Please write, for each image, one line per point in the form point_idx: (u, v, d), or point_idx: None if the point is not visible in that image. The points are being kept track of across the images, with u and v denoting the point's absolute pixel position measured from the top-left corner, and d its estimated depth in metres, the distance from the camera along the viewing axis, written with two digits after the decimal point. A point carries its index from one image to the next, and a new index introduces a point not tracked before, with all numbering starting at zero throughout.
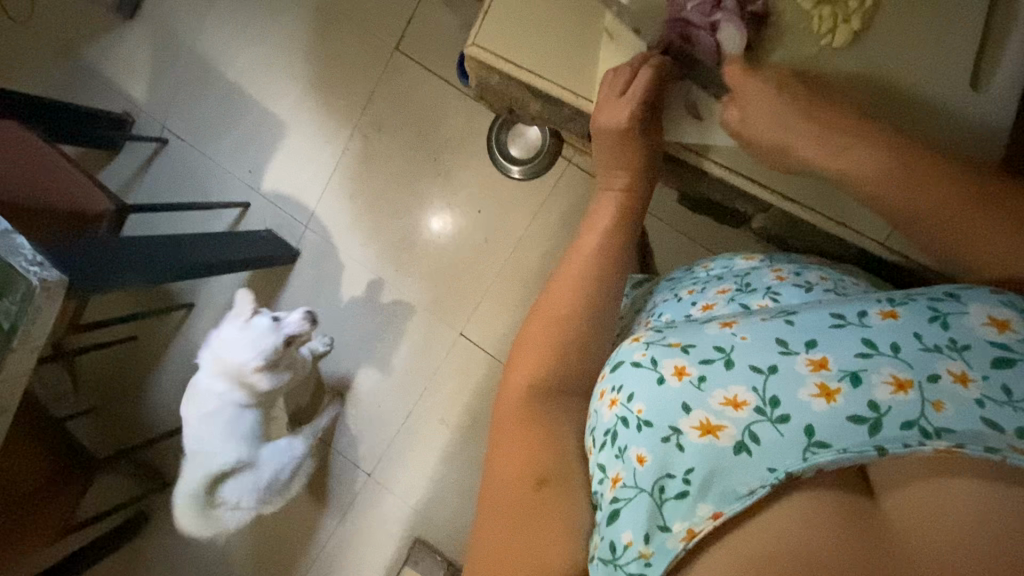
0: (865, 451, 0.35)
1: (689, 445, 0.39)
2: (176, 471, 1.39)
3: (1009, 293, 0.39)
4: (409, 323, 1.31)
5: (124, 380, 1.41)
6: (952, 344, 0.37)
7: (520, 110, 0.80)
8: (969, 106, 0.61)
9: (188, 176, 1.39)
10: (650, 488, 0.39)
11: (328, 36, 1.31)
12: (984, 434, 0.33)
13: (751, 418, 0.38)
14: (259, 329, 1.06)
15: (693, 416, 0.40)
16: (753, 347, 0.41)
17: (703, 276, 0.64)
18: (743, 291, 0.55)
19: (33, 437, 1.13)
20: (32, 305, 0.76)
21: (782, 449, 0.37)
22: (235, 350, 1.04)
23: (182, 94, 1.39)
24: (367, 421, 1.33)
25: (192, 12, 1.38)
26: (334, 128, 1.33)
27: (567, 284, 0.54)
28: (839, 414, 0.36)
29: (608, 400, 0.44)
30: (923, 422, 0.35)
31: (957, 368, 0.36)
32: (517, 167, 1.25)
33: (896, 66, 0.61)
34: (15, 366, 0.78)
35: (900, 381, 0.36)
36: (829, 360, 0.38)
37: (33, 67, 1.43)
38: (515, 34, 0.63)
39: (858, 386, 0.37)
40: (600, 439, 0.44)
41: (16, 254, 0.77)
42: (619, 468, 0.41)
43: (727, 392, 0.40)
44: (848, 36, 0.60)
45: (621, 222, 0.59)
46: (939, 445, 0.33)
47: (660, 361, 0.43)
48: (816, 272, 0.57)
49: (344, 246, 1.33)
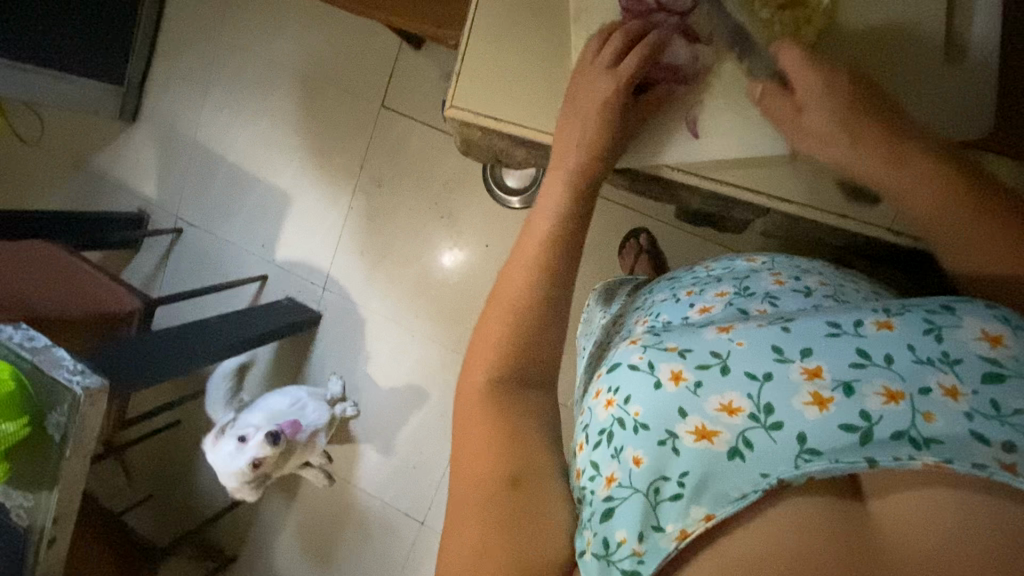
0: (855, 463, 0.34)
1: (685, 449, 0.38)
2: (236, 547, 1.41)
3: (1005, 309, 0.39)
4: (437, 366, 1.32)
5: (173, 465, 1.44)
6: (944, 357, 0.37)
7: (506, 157, 0.81)
8: (944, 81, 0.61)
9: (205, 260, 1.44)
10: (645, 489, 0.38)
11: (317, 106, 1.36)
12: (972, 448, 0.33)
13: (745, 425, 0.38)
14: (227, 452, 1.13)
15: (689, 420, 0.39)
16: (749, 354, 0.41)
17: (703, 276, 0.63)
18: (740, 294, 0.54)
19: (95, 536, 1.16)
20: (79, 413, 0.79)
21: (775, 456, 0.36)
22: (222, 456, 1.13)
23: (189, 184, 1.45)
24: (411, 470, 1.33)
25: (188, 105, 1.44)
26: (337, 190, 1.37)
27: (524, 276, 0.50)
28: (831, 422, 0.36)
29: (605, 400, 0.44)
30: (912, 432, 0.34)
31: (947, 382, 0.35)
32: (516, 197, 1.26)
33: (868, 51, 0.62)
34: (69, 473, 0.81)
35: (892, 393, 0.36)
36: (823, 368, 0.38)
37: (52, 183, 1.52)
38: (490, 89, 0.65)
39: (850, 396, 0.36)
40: (596, 438, 0.43)
41: (58, 367, 0.80)
42: (614, 467, 0.40)
43: (723, 398, 0.39)
44: (812, 37, 0.61)
45: (568, 201, 0.54)
46: (926, 459, 0.33)
47: (657, 365, 0.42)
48: (815, 276, 0.56)
49: (363, 302, 1.35)
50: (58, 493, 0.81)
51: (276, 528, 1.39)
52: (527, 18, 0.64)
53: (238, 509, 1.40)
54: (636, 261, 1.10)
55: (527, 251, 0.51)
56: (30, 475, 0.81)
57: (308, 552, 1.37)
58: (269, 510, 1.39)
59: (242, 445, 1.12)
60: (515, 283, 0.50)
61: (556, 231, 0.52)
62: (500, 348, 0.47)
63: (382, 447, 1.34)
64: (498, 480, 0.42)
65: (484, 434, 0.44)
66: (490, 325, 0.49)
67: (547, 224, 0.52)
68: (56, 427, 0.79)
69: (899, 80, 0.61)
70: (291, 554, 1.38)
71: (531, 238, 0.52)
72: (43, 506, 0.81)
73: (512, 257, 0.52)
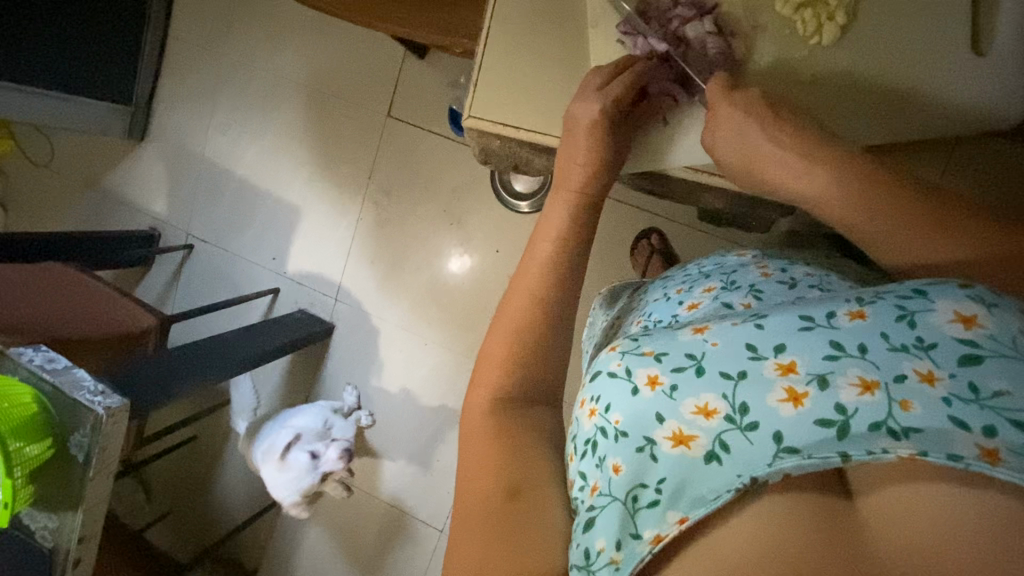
0: (829, 459, 0.34)
1: (663, 455, 0.38)
2: (256, 560, 1.42)
3: (980, 286, 0.38)
4: (451, 372, 1.32)
5: (189, 481, 1.45)
6: (919, 343, 0.36)
7: (525, 165, 0.81)
8: (969, 74, 0.59)
9: (217, 275, 1.45)
10: (624, 497, 0.38)
11: (324, 118, 1.37)
12: (953, 436, 0.32)
13: (722, 427, 0.37)
14: (302, 467, 1.13)
15: (666, 425, 0.39)
16: (723, 354, 0.40)
17: (694, 273, 0.62)
18: (728, 288, 0.54)
19: (118, 555, 1.18)
20: (102, 433, 0.79)
21: (751, 455, 0.36)
22: (297, 470, 1.13)
23: (198, 201, 1.46)
24: (429, 477, 1.33)
25: (196, 121, 1.45)
26: (345, 201, 1.37)
27: (532, 289, 0.50)
28: (807, 419, 0.35)
29: (588, 410, 0.44)
30: (890, 422, 0.34)
31: (923, 367, 0.35)
32: (524, 202, 1.26)
33: (895, 46, 0.60)
34: (93, 493, 0.81)
35: (867, 383, 0.35)
36: (797, 363, 0.37)
37: (63, 204, 1.54)
38: (507, 98, 0.64)
39: (825, 390, 0.36)
40: (582, 448, 0.44)
41: (79, 388, 0.80)
42: (597, 476, 0.41)
43: (699, 400, 0.39)
44: (836, 32, 0.59)
45: (574, 222, 0.54)
46: (901, 453, 0.33)
47: (634, 371, 0.42)
48: (802, 267, 0.55)
49: (376, 311, 1.35)
50: (82, 513, 0.81)
51: (295, 540, 1.39)
52: (532, 25, 0.64)
53: (257, 523, 1.41)
54: (648, 262, 1.10)
55: (531, 270, 0.52)
56: (52, 497, 0.81)
57: (328, 562, 1.37)
58: (287, 522, 1.39)
59: (319, 458, 1.14)
60: (526, 308, 0.49)
61: (559, 250, 0.52)
62: (514, 361, 0.48)
63: (396, 457, 1.34)
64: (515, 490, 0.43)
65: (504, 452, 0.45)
66: (510, 343, 0.49)
67: (548, 249, 0.52)
68: (79, 447, 0.79)
69: (921, 77, 0.59)
70: (311, 565, 1.38)
71: (533, 261, 0.52)
72: (68, 527, 0.81)
73: (519, 272, 0.52)
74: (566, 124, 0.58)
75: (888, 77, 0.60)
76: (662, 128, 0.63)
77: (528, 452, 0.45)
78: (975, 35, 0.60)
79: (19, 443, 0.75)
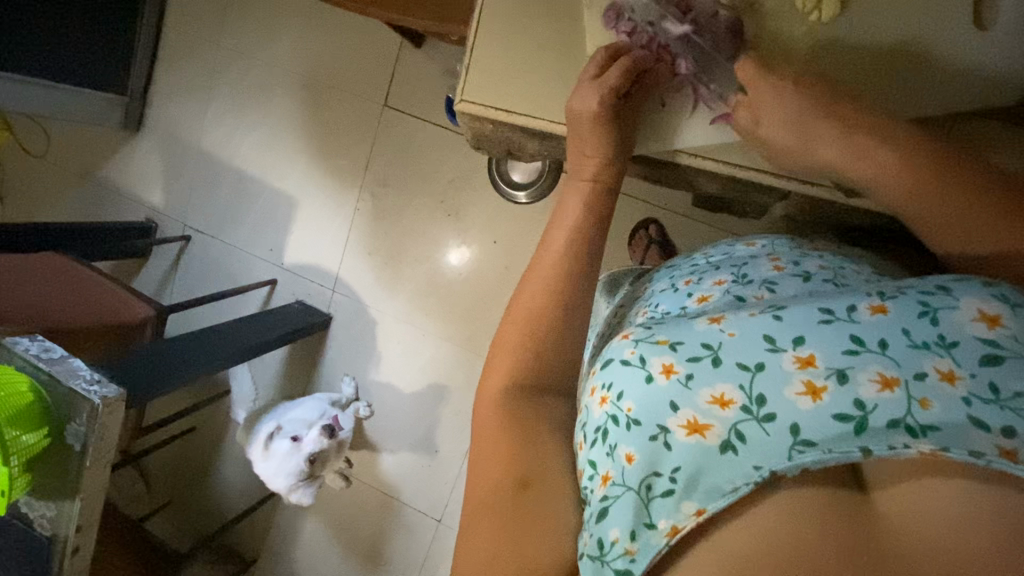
0: (850, 453, 0.34)
1: (676, 444, 0.38)
2: (255, 550, 1.42)
3: (1002, 287, 0.38)
4: (449, 363, 1.32)
5: (189, 471, 1.45)
6: (941, 341, 0.36)
7: (518, 150, 0.81)
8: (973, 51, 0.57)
9: (215, 266, 1.45)
10: (637, 487, 0.38)
11: (321, 109, 1.36)
12: (971, 435, 0.32)
13: (738, 418, 0.37)
14: (282, 453, 1.13)
15: (680, 414, 0.39)
16: (740, 345, 0.40)
17: (700, 264, 0.62)
18: (739, 282, 0.53)
19: (119, 542, 1.18)
20: (98, 422, 0.79)
21: (767, 448, 0.36)
22: (278, 456, 1.13)
23: (195, 192, 1.45)
24: (427, 467, 1.33)
25: (192, 111, 1.44)
26: (343, 193, 1.36)
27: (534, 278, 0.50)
28: (825, 411, 0.35)
29: (599, 397, 0.44)
30: (908, 419, 0.34)
31: (944, 366, 0.35)
32: (522, 192, 1.25)
33: (901, 22, 0.58)
34: (91, 483, 0.81)
35: (886, 379, 0.35)
36: (816, 356, 0.37)
37: (59, 195, 1.53)
38: (499, 82, 0.64)
39: (844, 384, 0.36)
40: (592, 436, 0.43)
41: (75, 377, 0.80)
42: (609, 466, 0.40)
43: (714, 390, 0.39)
44: (836, 8, 0.58)
45: (586, 212, 0.54)
46: (922, 449, 0.33)
47: (648, 360, 0.42)
48: (814, 259, 0.55)
49: (374, 302, 1.35)
50: (80, 502, 0.81)
51: (295, 530, 1.40)
52: (529, 10, 0.63)
53: (257, 513, 1.41)
54: (647, 252, 1.10)
55: (544, 265, 0.51)
56: (50, 486, 0.81)
57: (328, 553, 1.38)
58: (288, 514, 1.40)
59: (297, 442, 1.14)
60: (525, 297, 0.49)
61: (560, 242, 0.52)
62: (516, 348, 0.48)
63: (397, 448, 1.34)
64: (514, 480, 0.43)
65: (503, 441, 0.44)
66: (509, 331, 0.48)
67: (563, 239, 0.52)
68: (76, 436, 0.79)
69: (920, 58, 0.58)
70: (311, 555, 1.39)
71: (546, 253, 0.52)
72: (66, 516, 0.81)
73: (529, 270, 0.52)
74: (568, 117, 0.58)
75: (889, 57, 0.58)
76: (664, 115, 0.62)
77: (527, 442, 0.45)
78: (977, 6, 0.58)
79: (16, 432, 0.75)
